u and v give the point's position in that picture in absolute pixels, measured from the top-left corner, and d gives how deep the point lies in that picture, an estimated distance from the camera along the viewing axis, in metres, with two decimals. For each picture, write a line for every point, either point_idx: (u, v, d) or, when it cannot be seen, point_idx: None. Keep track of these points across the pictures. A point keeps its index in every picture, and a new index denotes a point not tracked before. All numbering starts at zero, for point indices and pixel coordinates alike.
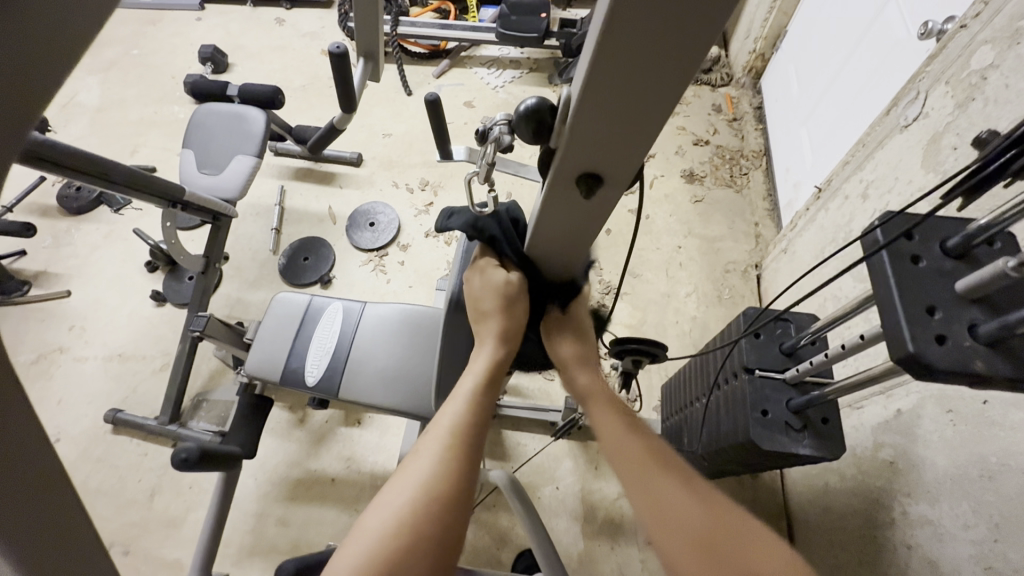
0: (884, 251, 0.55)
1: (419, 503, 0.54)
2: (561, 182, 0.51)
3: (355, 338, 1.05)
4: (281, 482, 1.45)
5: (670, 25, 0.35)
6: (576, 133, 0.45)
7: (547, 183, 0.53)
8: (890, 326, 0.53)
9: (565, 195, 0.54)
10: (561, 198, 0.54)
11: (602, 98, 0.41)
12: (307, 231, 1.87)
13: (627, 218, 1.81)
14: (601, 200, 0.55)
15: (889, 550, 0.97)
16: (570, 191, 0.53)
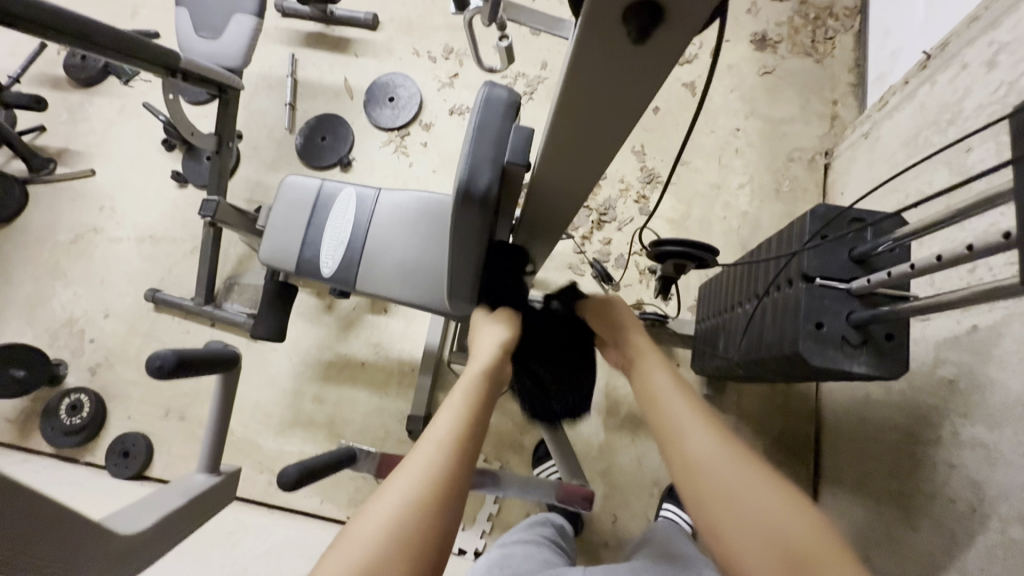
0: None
1: (419, 509, 0.49)
2: (600, 20, 0.39)
3: (370, 229, 0.97)
4: (314, 363, 1.50)
5: None
6: None
7: (580, 28, 0.40)
8: None
9: (602, 45, 0.41)
10: (597, 50, 0.42)
11: None
12: (323, 107, 1.72)
13: (680, 95, 1.57)
14: (655, 50, 0.41)
15: (927, 466, 0.92)
16: (613, 34, 0.40)
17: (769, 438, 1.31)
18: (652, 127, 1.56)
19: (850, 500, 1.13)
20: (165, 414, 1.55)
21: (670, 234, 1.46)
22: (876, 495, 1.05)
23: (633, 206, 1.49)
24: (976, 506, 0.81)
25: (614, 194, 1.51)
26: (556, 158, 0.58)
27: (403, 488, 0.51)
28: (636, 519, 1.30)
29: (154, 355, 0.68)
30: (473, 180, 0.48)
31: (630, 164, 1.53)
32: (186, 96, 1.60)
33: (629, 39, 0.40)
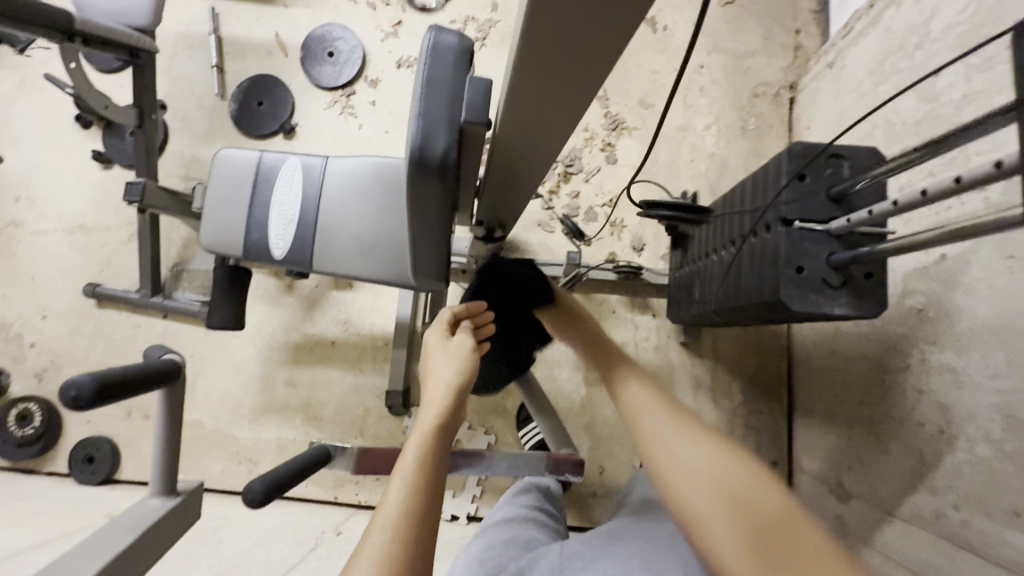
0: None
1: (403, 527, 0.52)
2: None
3: (320, 203, 0.89)
4: (280, 347, 1.43)
5: None
6: None
7: None
8: None
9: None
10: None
11: None
12: (255, 67, 1.56)
13: (640, 32, 1.48)
14: None
15: (897, 392, 0.95)
16: None
17: (744, 377, 1.34)
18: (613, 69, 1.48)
19: (823, 429, 1.18)
20: (126, 414, 1.46)
21: (639, 182, 1.42)
22: (848, 423, 1.09)
23: (599, 155, 1.44)
24: (944, 428, 0.85)
25: (578, 144, 1.44)
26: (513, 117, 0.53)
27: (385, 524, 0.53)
28: (623, 468, 1.33)
29: (69, 385, 0.60)
30: (429, 143, 0.41)
31: (594, 110, 1.46)
32: (94, 64, 1.41)
33: None
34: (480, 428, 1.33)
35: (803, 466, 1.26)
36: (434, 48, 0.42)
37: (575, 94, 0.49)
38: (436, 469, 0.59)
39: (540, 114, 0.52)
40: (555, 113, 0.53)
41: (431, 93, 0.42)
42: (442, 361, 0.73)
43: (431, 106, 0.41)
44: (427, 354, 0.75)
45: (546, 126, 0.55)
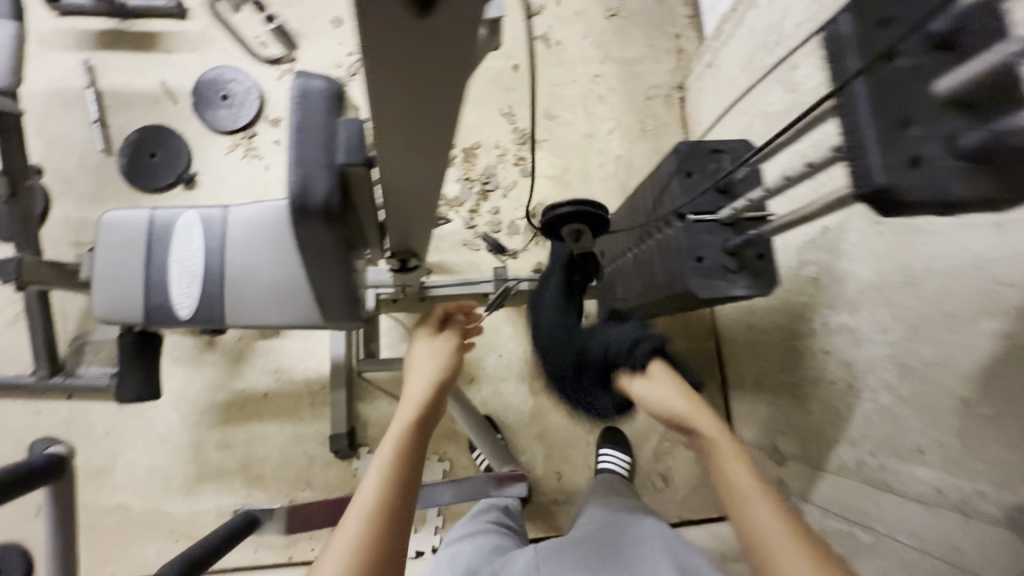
0: (860, 74, 0.45)
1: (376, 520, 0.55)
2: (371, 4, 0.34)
3: (225, 253, 0.85)
4: (208, 409, 1.34)
5: None
6: None
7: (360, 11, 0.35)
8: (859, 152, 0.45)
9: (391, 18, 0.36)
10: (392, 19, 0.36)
11: None
12: (142, 118, 1.47)
13: (535, 48, 1.55)
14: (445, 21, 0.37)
15: (808, 356, 1.03)
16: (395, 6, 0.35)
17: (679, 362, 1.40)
18: (515, 86, 1.53)
19: (755, 400, 1.25)
20: (34, 514, 1.30)
21: (555, 191, 1.47)
22: (774, 391, 1.17)
23: (513, 170, 1.47)
24: (850, 382, 0.93)
25: (492, 161, 1.48)
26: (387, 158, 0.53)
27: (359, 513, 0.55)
28: (579, 470, 1.34)
29: None
30: (308, 194, 0.41)
31: (502, 127, 1.50)
32: None
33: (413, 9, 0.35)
34: (433, 457, 1.31)
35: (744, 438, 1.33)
36: (302, 97, 0.42)
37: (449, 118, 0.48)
38: (410, 460, 0.61)
39: (411, 151, 0.52)
40: (428, 149, 0.53)
41: (302, 143, 0.41)
42: (423, 360, 0.74)
43: (303, 155, 0.41)
44: (409, 352, 0.77)
45: (426, 155, 0.54)
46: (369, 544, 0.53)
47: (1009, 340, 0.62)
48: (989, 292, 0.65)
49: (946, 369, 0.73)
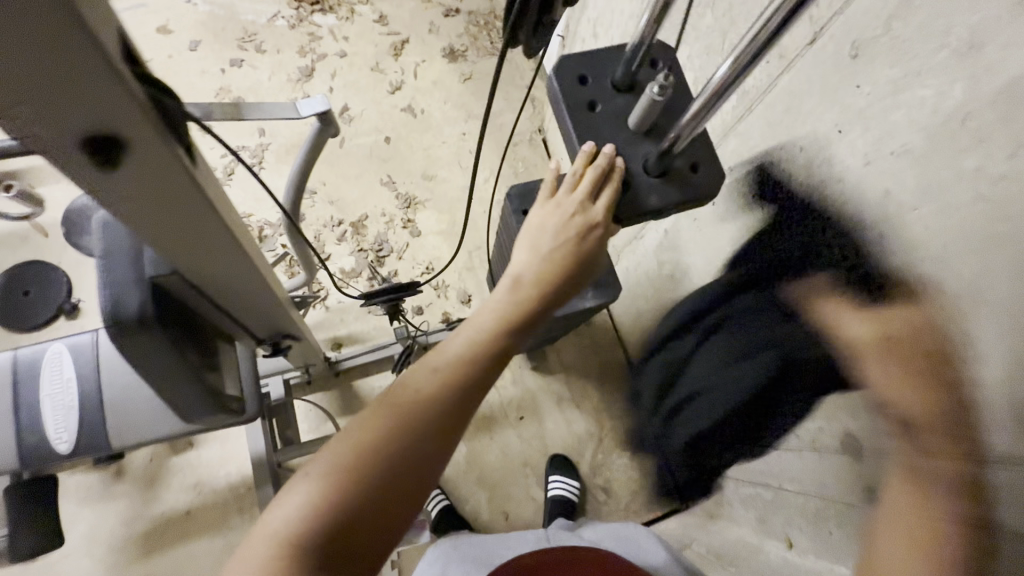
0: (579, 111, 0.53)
1: (346, 476, 0.46)
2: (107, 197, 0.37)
3: (100, 377, 0.84)
4: (126, 544, 1.26)
5: None
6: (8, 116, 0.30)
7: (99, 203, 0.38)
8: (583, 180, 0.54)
9: (120, 191, 0.37)
10: (122, 195, 0.37)
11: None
12: (11, 257, 1.42)
13: (403, 119, 1.66)
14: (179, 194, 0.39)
15: (687, 344, 1.13)
16: (128, 195, 0.37)
17: (595, 376, 1.48)
18: (390, 156, 1.62)
19: (665, 394, 1.34)
20: None
21: (446, 244, 1.56)
22: (674, 382, 1.27)
23: (403, 233, 1.55)
24: None
25: (381, 229, 1.54)
26: (210, 296, 0.55)
27: (332, 458, 0.47)
28: (524, 505, 1.36)
29: None
30: (121, 308, 0.45)
31: (385, 195, 1.58)
32: None
33: (133, 196, 0.37)
34: None
35: None
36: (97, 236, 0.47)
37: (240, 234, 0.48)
38: (434, 402, 0.49)
39: (231, 285, 0.54)
40: (247, 281, 0.55)
41: (109, 278, 0.46)
42: (531, 251, 0.54)
43: (109, 288, 0.46)
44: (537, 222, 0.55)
45: (249, 285, 0.56)
46: (341, 490, 0.46)
47: (799, 296, 0.76)
48: (775, 260, 0.79)
49: None
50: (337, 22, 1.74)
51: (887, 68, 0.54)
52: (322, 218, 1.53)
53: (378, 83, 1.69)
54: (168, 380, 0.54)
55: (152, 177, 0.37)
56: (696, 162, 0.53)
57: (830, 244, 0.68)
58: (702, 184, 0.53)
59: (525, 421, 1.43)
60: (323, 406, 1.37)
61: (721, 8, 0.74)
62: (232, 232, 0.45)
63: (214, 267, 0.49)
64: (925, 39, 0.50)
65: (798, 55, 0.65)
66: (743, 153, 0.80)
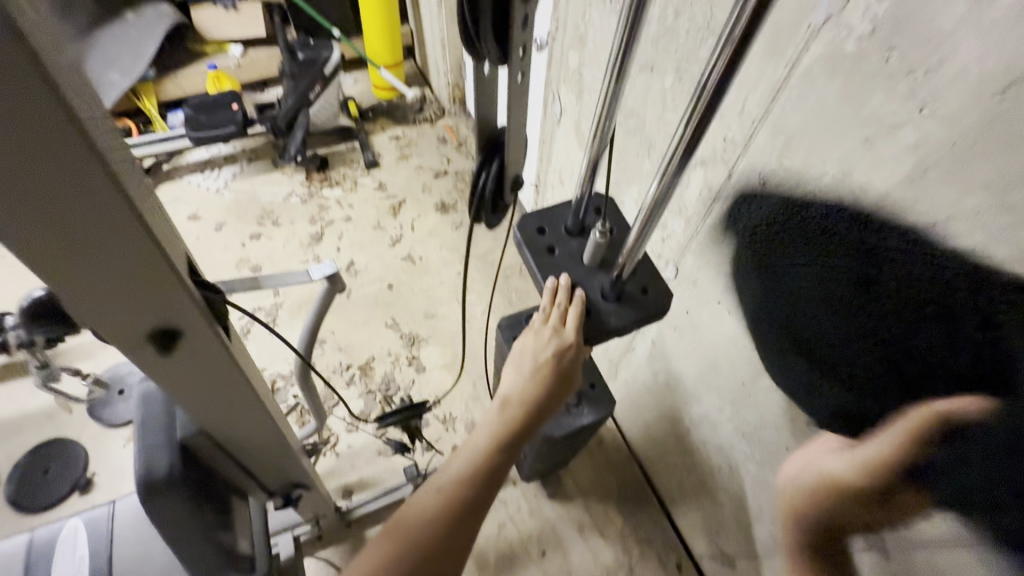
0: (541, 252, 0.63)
1: None
2: (166, 377, 0.45)
3: (112, 552, 0.85)
4: None
5: (67, 216, 0.32)
6: (96, 323, 0.38)
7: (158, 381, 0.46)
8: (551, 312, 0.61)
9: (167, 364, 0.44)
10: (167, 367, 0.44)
11: (87, 285, 0.36)
12: (33, 436, 1.47)
13: (404, 267, 1.84)
14: (219, 367, 0.47)
15: (696, 451, 1.12)
16: (183, 370, 0.45)
17: (614, 497, 1.42)
18: (393, 300, 1.76)
19: (689, 509, 1.29)
20: None
21: (450, 376, 1.61)
22: (694, 493, 1.23)
23: (409, 369, 1.62)
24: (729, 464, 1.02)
25: (387, 368, 1.62)
26: (228, 451, 0.60)
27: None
28: None
29: None
30: (152, 471, 0.50)
31: (390, 336, 1.68)
32: None
33: (184, 372, 0.46)
34: None
35: (700, 551, 1.31)
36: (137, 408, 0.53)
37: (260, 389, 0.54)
38: (439, 518, 0.56)
39: (247, 442, 0.60)
40: (264, 438, 0.60)
41: (144, 446, 0.51)
42: (517, 373, 0.63)
43: (144, 455, 0.51)
44: (522, 346, 0.64)
45: (271, 441, 0.62)
46: None
47: (783, 389, 0.79)
48: (752, 357, 0.84)
49: (765, 427, 0.87)
50: (342, 193, 2.01)
51: (791, 192, 0.66)
52: (331, 364, 1.61)
53: (380, 238, 1.90)
54: (185, 537, 0.56)
55: (194, 349, 0.44)
56: (645, 287, 0.62)
57: (791, 337, 0.74)
58: (653, 305, 0.61)
59: (549, 556, 1.34)
60: (333, 563, 1.30)
61: (655, 155, 0.90)
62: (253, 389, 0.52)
63: (236, 422, 0.55)
64: (811, 168, 0.62)
65: (721, 187, 0.78)
66: (701, 267, 0.89)
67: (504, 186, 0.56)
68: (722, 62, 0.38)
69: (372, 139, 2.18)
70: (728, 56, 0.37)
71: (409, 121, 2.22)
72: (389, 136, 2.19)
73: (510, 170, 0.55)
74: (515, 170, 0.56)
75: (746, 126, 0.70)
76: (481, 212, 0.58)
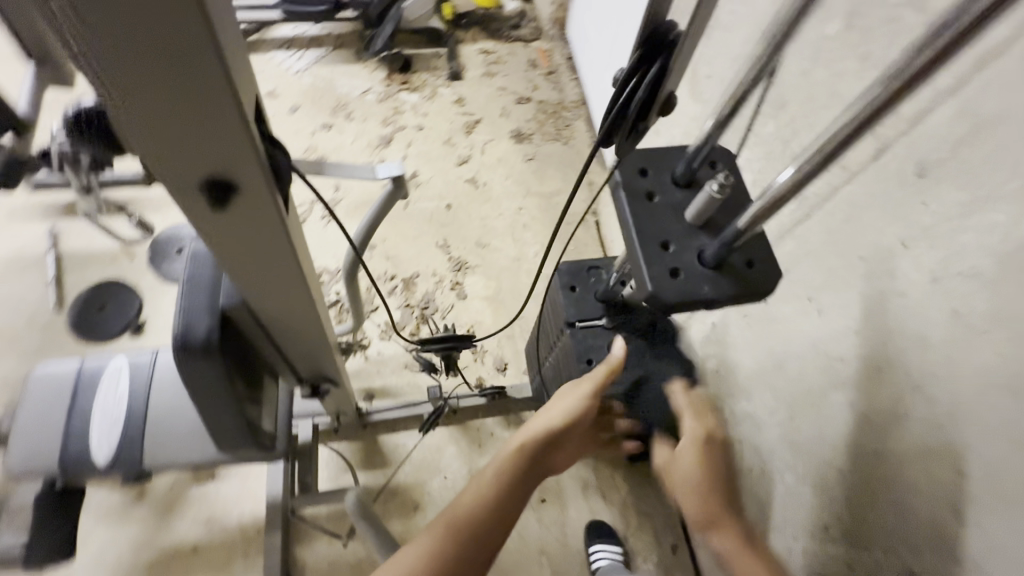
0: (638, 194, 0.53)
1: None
2: (215, 234, 0.44)
3: (150, 397, 0.88)
4: (129, 571, 1.24)
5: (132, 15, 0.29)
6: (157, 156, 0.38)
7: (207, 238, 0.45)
8: (633, 267, 0.52)
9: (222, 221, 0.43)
10: (223, 224, 0.43)
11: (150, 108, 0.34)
12: (97, 274, 1.56)
13: (465, 189, 1.77)
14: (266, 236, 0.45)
15: (728, 446, 1.06)
16: (231, 230, 0.44)
17: (625, 467, 1.39)
18: (448, 221, 1.71)
19: None
20: None
21: (490, 309, 1.58)
22: None
23: (450, 294, 1.59)
24: (763, 469, 0.95)
25: (429, 288, 1.60)
26: (264, 327, 0.58)
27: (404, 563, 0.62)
28: None
29: None
30: (190, 331, 0.49)
31: (438, 256, 1.65)
32: None
33: (232, 232, 0.44)
34: None
35: (700, 541, 1.28)
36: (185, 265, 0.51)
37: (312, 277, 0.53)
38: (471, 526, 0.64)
39: (284, 325, 0.58)
40: (301, 324, 0.58)
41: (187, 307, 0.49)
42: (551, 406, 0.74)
43: (183, 316, 0.49)
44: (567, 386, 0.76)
45: (309, 330, 0.60)
46: None
47: (857, 411, 0.71)
48: (831, 369, 0.74)
49: (821, 443, 0.78)
50: (420, 100, 1.93)
51: (956, 190, 0.54)
52: (376, 271, 1.61)
53: (448, 155, 1.83)
54: (211, 403, 0.55)
55: (250, 212, 0.43)
56: (751, 258, 0.51)
57: (890, 357, 0.64)
58: (756, 281, 0.50)
59: (547, 504, 1.34)
60: (343, 457, 1.35)
61: (783, 117, 0.78)
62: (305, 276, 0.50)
63: (282, 306, 0.53)
64: (993, 165, 0.50)
65: (859, 171, 0.65)
66: (799, 256, 0.78)
67: (650, 111, 0.48)
68: (940, 43, 0.29)
69: (461, 48, 2.05)
70: (955, 34, 0.28)
71: (503, 37, 2.07)
72: (479, 48, 2.05)
73: (665, 91, 0.46)
74: (668, 95, 0.47)
75: (920, 98, 0.57)
76: (612, 132, 0.50)
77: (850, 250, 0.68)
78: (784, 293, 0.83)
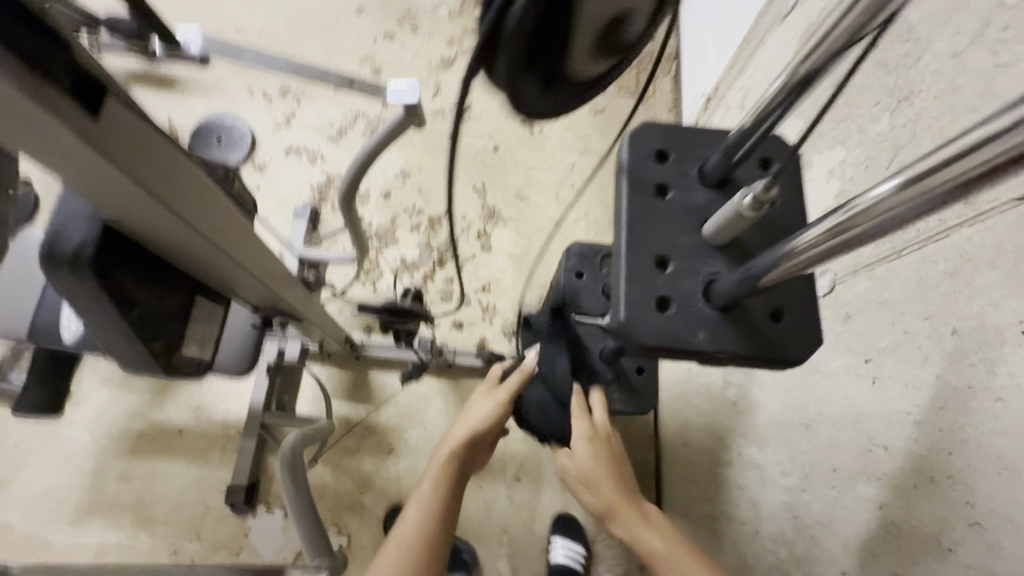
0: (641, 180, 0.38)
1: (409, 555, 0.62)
2: (35, 150, 0.35)
3: None
4: (120, 437, 1.31)
5: None
6: None
7: (31, 154, 0.36)
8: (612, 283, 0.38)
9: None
10: (1, 122, 0.32)
11: None
12: None
13: (519, 133, 1.60)
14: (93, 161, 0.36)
15: (725, 488, 0.92)
16: (49, 150, 0.35)
17: None
18: (492, 165, 1.57)
19: None
20: None
21: (513, 269, 1.47)
22: None
23: (474, 244, 1.48)
24: (755, 528, 0.81)
25: (455, 232, 1.49)
26: (159, 247, 0.51)
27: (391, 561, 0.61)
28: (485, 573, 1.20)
29: None
30: (60, 239, 0.43)
31: (472, 200, 1.52)
32: None
33: (52, 152, 0.35)
34: (333, 527, 1.23)
35: None
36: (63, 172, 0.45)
37: (176, 199, 0.43)
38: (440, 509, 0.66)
39: (180, 246, 0.51)
40: (199, 248, 0.51)
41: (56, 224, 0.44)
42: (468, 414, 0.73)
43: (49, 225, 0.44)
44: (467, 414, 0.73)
45: (212, 255, 0.53)
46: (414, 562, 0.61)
47: (882, 514, 0.55)
48: (866, 454, 0.58)
49: (829, 533, 0.63)
50: None
51: None
52: (405, 202, 1.51)
53: None
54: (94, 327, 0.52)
55: (21, 116, 0.31)
56: (779, 308, 0.36)
57: (953, 472, 0.47)
58: (777, 343, 0.35)
59: (521, 484, 1.27)
60: (330, 383, 1.33)
61: (904, 116, 0.57)
62: (162, 199, 0.41)
63: (155, 222, 0.45)
64: None
65: (990, 212, 0.46)
66: (870, 302, 0.60)
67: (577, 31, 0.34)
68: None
69: None
70: None
71: None
72: None
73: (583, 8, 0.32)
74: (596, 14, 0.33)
75: None
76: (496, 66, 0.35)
77: (941, 318, 0.50)
78: (836, 342, 0.65)
